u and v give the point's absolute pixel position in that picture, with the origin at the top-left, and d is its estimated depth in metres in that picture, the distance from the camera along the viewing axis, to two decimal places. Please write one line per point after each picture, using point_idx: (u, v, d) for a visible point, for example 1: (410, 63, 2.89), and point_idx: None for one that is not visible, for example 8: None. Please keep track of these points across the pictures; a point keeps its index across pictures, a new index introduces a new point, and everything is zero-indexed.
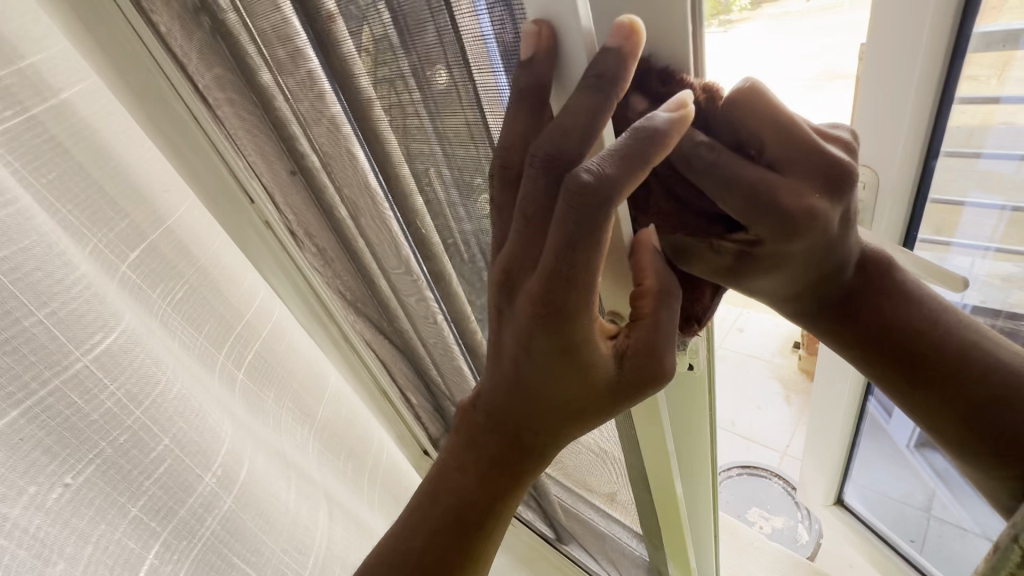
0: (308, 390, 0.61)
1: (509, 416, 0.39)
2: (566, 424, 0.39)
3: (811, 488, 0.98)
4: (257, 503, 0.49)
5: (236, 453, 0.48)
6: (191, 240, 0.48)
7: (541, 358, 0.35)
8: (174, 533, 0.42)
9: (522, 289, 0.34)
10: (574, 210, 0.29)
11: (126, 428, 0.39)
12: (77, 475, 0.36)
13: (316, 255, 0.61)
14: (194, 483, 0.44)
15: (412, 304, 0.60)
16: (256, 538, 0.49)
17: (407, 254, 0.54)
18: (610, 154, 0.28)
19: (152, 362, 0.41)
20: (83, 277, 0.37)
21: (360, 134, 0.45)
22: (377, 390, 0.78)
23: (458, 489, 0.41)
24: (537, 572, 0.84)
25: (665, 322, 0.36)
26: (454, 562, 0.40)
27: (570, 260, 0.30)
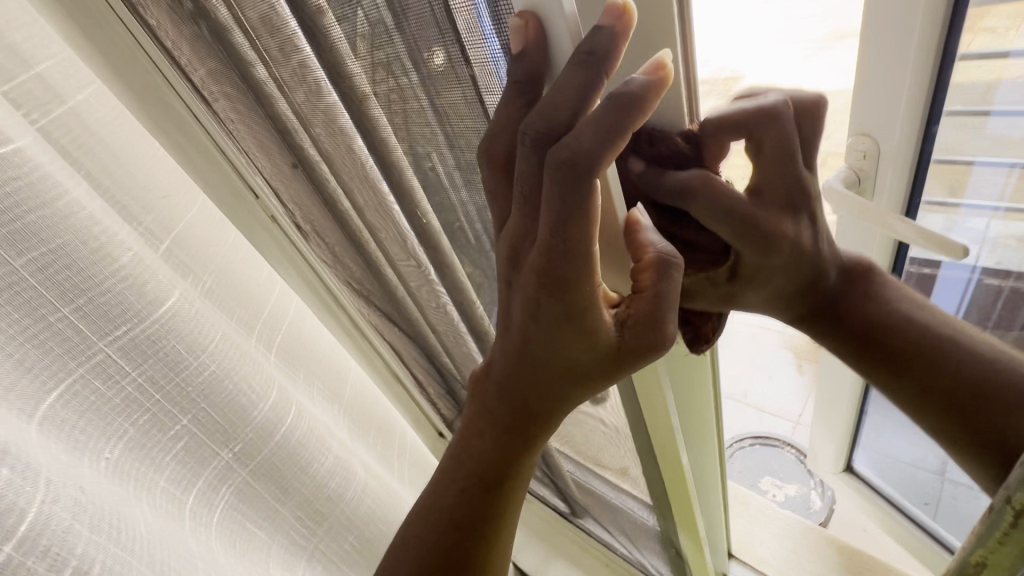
0: (330, 382, 0.56)
1: (520, 383, 0.36)
2: (580, 389, 0.37)
3: (821, 455, 0.97)
4: (272, 473, 0.44)
5: (272, 426, 0.43)
6: (201, 245, 0.44)
7: (549, 323, 0.33)
8: (198, 499, 0.39)
9: (524, 264, 0.32)
10: (560, 186, 0.27)
11: (145, 409, 0.35)
12: (114, 448, 0.33)
13: (323, 249, 0.63)
14: (209, 456, 0.39)
15: (421, 293, 0.60)
16: (271, 506, 0.45)
17: (413, 245, 0.53)
18: (589, 126, 0.25)
19: (187, 344, 0.37)
20: (121, 273, 0.32)
21: (358, 125, 0.43)
22: (393, 377, 0.82)
23: (479, 454, 0.39)
24: (554, 547, 0.87)
25: (664, 293, 0.34)
26: (483, 529, 0.38)
27: (562, 233, 0.29)
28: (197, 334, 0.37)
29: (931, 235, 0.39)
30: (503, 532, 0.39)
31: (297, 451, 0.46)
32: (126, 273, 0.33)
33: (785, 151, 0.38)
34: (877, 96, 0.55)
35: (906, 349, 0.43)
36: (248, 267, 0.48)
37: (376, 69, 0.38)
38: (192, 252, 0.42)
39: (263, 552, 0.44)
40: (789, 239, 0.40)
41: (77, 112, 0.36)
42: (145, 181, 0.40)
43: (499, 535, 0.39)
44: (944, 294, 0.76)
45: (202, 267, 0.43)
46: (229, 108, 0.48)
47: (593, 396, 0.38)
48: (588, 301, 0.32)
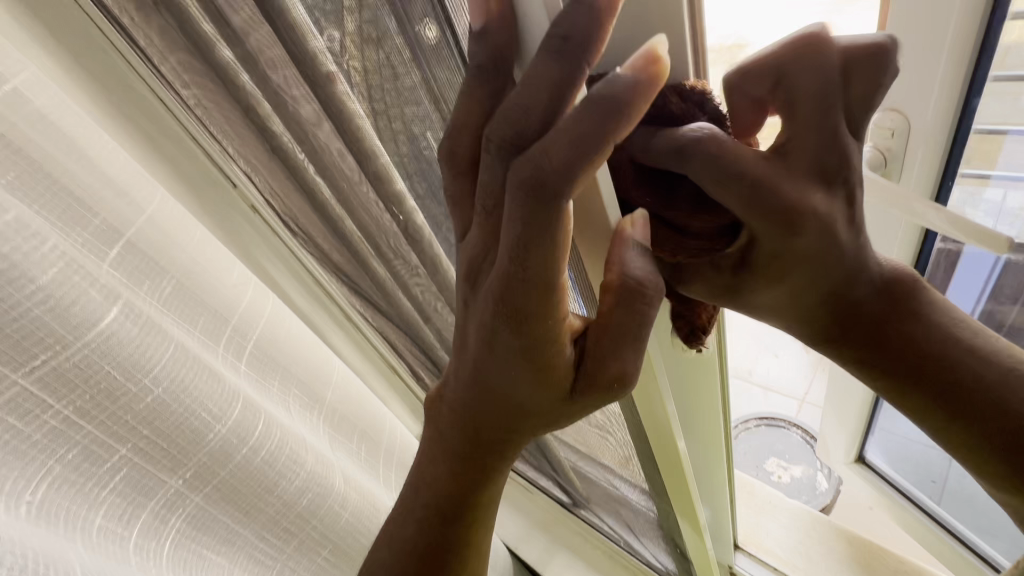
0: (314, 381, 0.54)
1: (476, 415, 0.35)
2: (539, 422, 0.34)
3: (831, 441, 0.93)
4: (232, 495, 0.43)
5: (231, 448, 0.42)
6: (170, 241, 0.41)
7: (503, 356, 0.31)
8: (143, 534, 0.38)
9: (483, 285, 0.29)
10: (525, 209, 0.23)
11: (74, 443, 0.33)
12: (35, 492, 0.31)
13: (308, 242, 0.60)
14: (156, 485, 0.39)
15: (414, 286, 0.58)
16: (228, 528, 0.44)
17: (398, 236, 0.51)
18: (560, 135, 0.22)
19: (124, 369, 0.35)
20: (42, 295, 0.30)
21: (326, 108, 0.39)
22: (389, 368, 0.80)
23: (435, 480, 0.38)
24: (555, 536, 0.86)
25: (621, 322, 0.30)
26: (446, 556, 0.39)
27: (522, 261, 0.25)
28: (137, 358, 0.35)
29: (968, 224, 0.36)
30: (470, 557, 0.40)
31: (262, 471, 0.44)
32: (47, 295, 0.30)
33: (829, 98, 0.31)
34: (915, 65, 0.51)
35: (936, 371, 0.37)
36: (224, 266, 0.46)
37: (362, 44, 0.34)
38: (158, 246, 0.40)
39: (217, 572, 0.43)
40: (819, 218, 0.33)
41: (22, 96, 0.32)
42: (111, 174, 0.37)
43: (458, 562, 0.39)
44: (967, 274, 0.72)
45: (162, 271, 0.41)
46: (202, 95, 0.44)
47: (551, 429, 0.36)
48: (547, 336, 0.29)
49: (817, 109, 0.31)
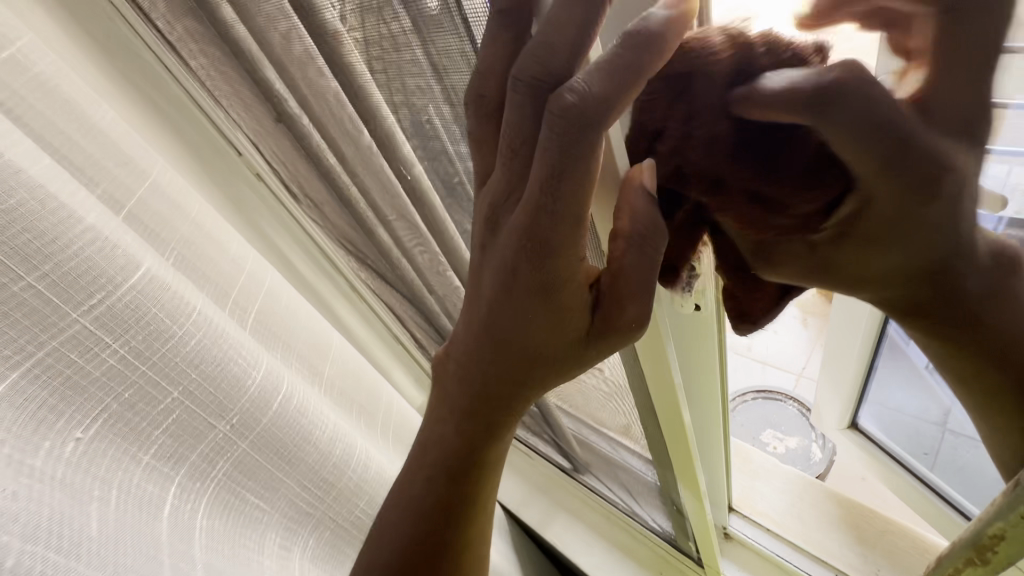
0: (313, 348, 0.55)
1: (486, 367, 0.36)
2: (554, 372, 0.36)
3: (826, 409, 0.88)
4: (274, 443, 0.46)
5: (269, 395, 0.44)
6: (169, 203, 0.43)
7: (520, 298, 0.32)
8: (189, 475, 0.40)
9: (506, 226, 0.30)
10: (562, 137, 0.25)
11: (129, 382, 0.36)
12: (87, 429, 0.34)
13: (314, 210, 0.61)
14: (205, 430, 0.41)
15: (418, 256, 0.58)
16: (271, 477, 0.46)
17: (406, 208, 0.50)
18: (596, 67, 0.24)
19: (168, 313, 0.37)
20: (91, 237, 0.33)
21: (333, 70, 0.39)
22: (394, 338, 0.82)
23: (440, 437, 0.40)
24: (555, 500, 0.90)
25: (635, 265, 0.30)
26: (455, 515, 0.40)
27: (553, 193, 0.27)
28: (177, 301, 0.37)
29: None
30: (476, 517, 0.42)
31: (294, 423, 0.47)
32: (92, 235, 0.33)
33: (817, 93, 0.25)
34: None
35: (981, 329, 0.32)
36: (222, 236, 0.47)
37: (365, 12, 0.34)
38: (163, 212, 0.42)
39: (259, 519, 0.45)
40: (952, 175, 0.26)
41: (23, 59, 0.34)
42: (116, 142, 0.40)
43: (467, 518, 0.41)
44: None
45: (171, 230, 0.43)
46: (209, 66, 0.45)
47: (558, 382, 0.37)
48: (563, 275, 0.31)
49: (869, 113, 0.24)
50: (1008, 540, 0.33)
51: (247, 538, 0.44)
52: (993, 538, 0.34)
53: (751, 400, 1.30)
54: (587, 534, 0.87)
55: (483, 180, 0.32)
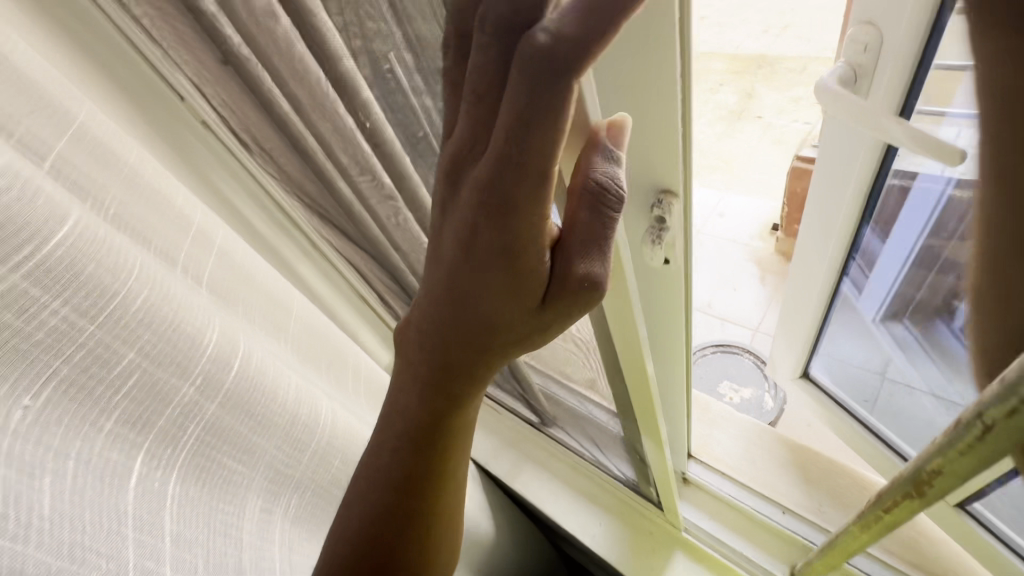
0: (275, 302, 0.54)
1: (452, 337, 0.35)
2: (520, 338, 0.35)
3: (778, 359, 0.91)
4: (244, 405, 0.44)
5: (228, 355, 0.42)
6: (103, 149, 0.40)
7: (482, 266, 0.31)
8: (157, 442, 0.39)
9: (467, 178, 0.29)
10: (529, 88, 0.23)
11: (80, 344, 0.34)
12: (36, 396, 0.32)
13: (267, 160, 0.57)
14: (168, 392, 0.39)
15: (378, 208, 0.55)
16: (246, 438, 0.45)
17: (370, 159, 0.48)
18: (571, 7, 0.22)
19: (109, 270, 0.34)
20: (9, 185, 0.29)
21: (285, 7, 0.36)
22: (358, 296, 0.81)
23: (408, 407, 0.39)
24: (521, 451, 0.93)
25: (588, 225, 0.30)
26: (423, 484, 0.41)
27: (517, 147, 0.25)
28: (120, 259, 0.35)
29: (927, 138, 0.35)
30: (443, 486, 0.42)
31: (258, 383, 0.44)
32: (8, 185, 0.29)
33: None
34: None
35: None
36: (168, 190, 0.44)
37: None
38: (97, 161, 0.39)
39: (237, 483, 0.44)
40: None
41: None
42: (38, 84, 0.36)
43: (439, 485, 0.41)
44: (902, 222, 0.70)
45: (113, 187, 0.40)
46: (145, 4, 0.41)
47: (526, 349, 0.37)
48: (522, 238, 0.29)
49: None
50: (944, 475, 0.34)
51: (225, 504, 0.43)
52: (930, 473, 0.35)
53: (709, 354, 1.35)
54: (552, 482, 0.90)
55: (447, 132, 0.31)
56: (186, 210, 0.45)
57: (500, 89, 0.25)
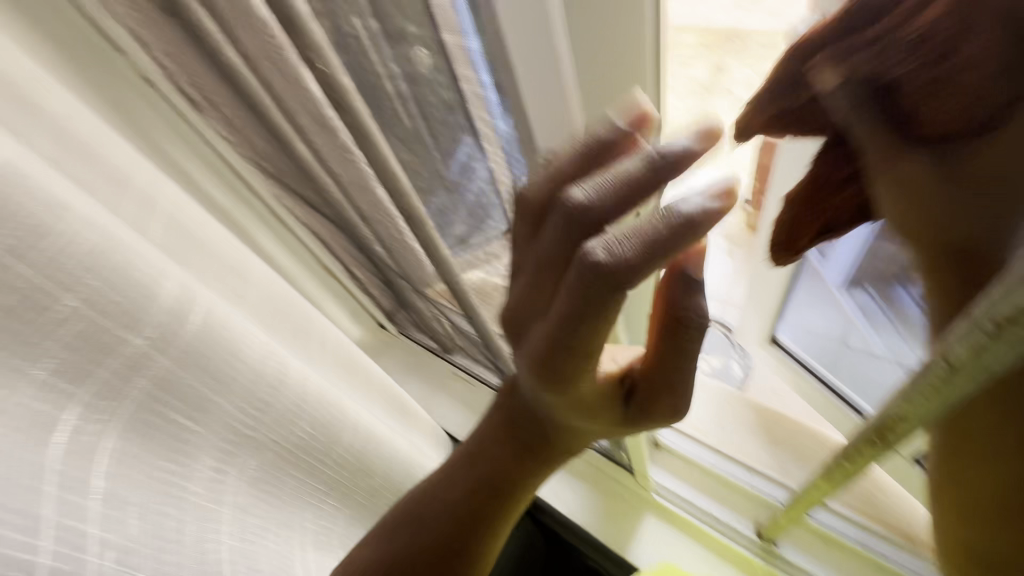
0: (229, 268, 0.51)
1: (551, 424, 0.43)
2: (584, 429, 0.44)
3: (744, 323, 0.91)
4: (200, 361, 0.41)
5: (185, 308, 0.40)
6: (28, 96, 0.36)
7: (544, 389, 0.38)
8: (96, 395, 0.37)
9: (527, 336, 0.35)
10: (585, 289, 0.28)
11: (11, 283, 0.31)
12: None
13: (216, 119, 0.56)
14: (114, 342, 0.37)
15: (341, 173, 0.52)
16: (201, 396, 0.42)
17: (329, 118, 0.45)
18: (603, 183, 0.28)
19: (49, 209, 0.32)
20: None
21: None
22: (314, 258, 0.83)
23: (490, 456, 0.47)
24: None
25: (661, 375, 0.38)
26: (476, 521, 0.48)
27: (572, 330, 0.31)
28: (56, 199, 0.32)
29: None
30: (506, 517, 0.49)
31: (220, 338, 0.42)
32: None
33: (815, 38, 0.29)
34: None
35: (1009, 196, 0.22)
36: (102, 145, 0.41)
37: None
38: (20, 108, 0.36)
39: (188, 442, 0.42)
40: None
41: None
42: None
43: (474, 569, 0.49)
44: None
45: (37, 137, 0.37)
46: None
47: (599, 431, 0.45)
48: (575, 386, 0.36)
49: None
50: (904, 422, 0.33)
51: (172, 464, 0.41)
52: (893, 421, 0.34)
53: None
54: None
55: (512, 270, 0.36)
56: (124, 165, 0.42)
57: (562, 262, 0.30)
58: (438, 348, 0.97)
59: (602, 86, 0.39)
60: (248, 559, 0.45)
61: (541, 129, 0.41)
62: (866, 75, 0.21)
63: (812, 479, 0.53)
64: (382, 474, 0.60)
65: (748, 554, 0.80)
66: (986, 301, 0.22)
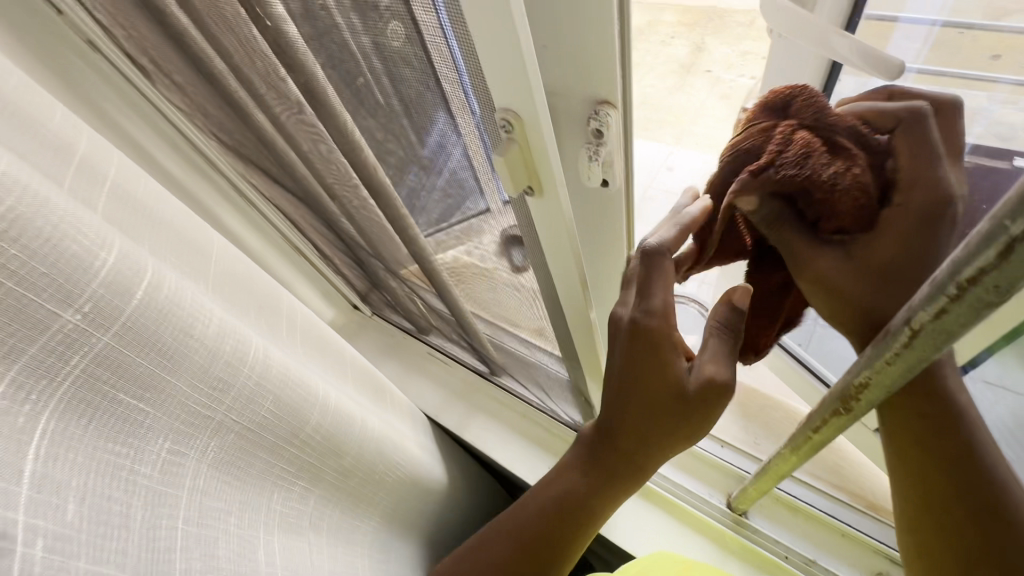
0: (190, 235, 0.48)
1: (625, 443, 0.48)
2: (660, 449, 0.47)
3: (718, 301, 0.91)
4: (147, 337, 0.36)
5: (128, 283, 0.35)
6: None
7: (629, 379, 0.45)
8: (26, 372, 0.31)
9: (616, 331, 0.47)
10: (647, 263, 0.43)
11: None
12: None
13: (170, 87, 0.56)
14: (45, 318, 0.31)
15: (302, 141, 0.51)
16: (150, 373, 0.37)
17: (282, 80, 0.44)
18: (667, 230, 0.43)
19: None
20: None
21: None
22: (280, 237, 0.81)
23: (565, 485, 0.51)
24: (472, 403, 0.93)
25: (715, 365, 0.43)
26: (549, 546, 0.50)
27: (644, 304, 0.43)
28: None
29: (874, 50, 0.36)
30: (572, 546, 0.51)
31: (167, 315, 0.37)
32: None
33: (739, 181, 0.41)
34: None
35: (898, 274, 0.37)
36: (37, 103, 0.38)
37: None
38: None
39: (140, 423, 0.37)
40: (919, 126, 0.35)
41: None
42: None
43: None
44: None
45: None
46: None
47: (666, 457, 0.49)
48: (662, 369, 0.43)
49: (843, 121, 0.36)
50: (870, 389, 0.32)
51: (116, 445, 0.36)
52: (857, 389, 0.33)
53: None
54: (501, 430, 0.89)
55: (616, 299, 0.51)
56: (66, 129, 0.40)
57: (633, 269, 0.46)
58: (412, 329, 0.97)
59: (567, 100, 0.38)
60: (203, 543, 0.40)
61: (500, 89, 0.34)
62: (778, 185, 0.38)
63: (781, 450, 0.53)
64: (353, 454, 0.56)
65: (721, 527, 0.76)
66: (949, 264, 0.23)
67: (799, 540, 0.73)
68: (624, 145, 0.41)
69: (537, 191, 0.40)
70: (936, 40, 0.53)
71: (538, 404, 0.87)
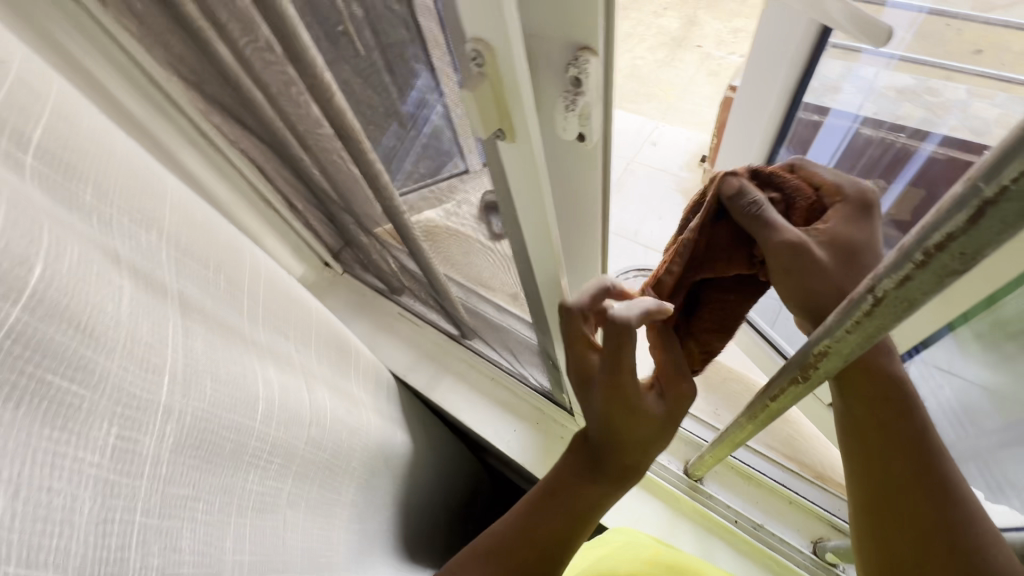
0: (143, 174, 0.44)
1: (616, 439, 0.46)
2: (647, 445, 0.46)
3: None
4: (59, 308, 0.30)
5: (23, 252, 0.29)
6: None
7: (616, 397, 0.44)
8: None
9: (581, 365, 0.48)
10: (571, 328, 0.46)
11: None
12: None
13: (126, 14, 0.52)
14: None
15: (271, 81, 0.48)
16: (77, 353, 0.31)
17: (248, 9, 0.41)
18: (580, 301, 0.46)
19: None
20: None
21: None
22: (249, 185, 0.78)
23: (556, 482, 0.49)
24: (444, 365, 0.93)
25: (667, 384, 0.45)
26: (543, 549, 0.47)
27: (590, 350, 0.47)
28: None
29: (865, 19, 0.38)
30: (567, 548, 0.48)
31: (71, 287, 0.31)
32: None
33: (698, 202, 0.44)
34: None
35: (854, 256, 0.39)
36: None
37: None
38: None
39: (75, 406, 0.30)
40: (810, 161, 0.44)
41: None
42: None
43: None
44: (825, 140, 0.72)
45: None
46: None
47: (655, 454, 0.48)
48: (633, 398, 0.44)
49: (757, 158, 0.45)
50: (829, 356, 0.33)
51: (64, 435, 0.29)
52: (815, 356, 0.34)
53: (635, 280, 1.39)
54: (470, 393, 0.90)
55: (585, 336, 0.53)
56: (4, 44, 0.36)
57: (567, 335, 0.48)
58: (385, 289, 0.95)
59: (548, 44, 0.36)
60: (163, 537, 0.35)
61: (471, 12, 0.31)
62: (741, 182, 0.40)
63: (738, 419, 0.54)
64: (316, 423, 0.54)
65: (676, 491, 0.79)
66: (917, 230, 0.23)
67: (747, 504, 0.76)
68: (604, 97, 0.40)
69: (508, 135, 0.38)
70: (919, 27, 0.54)
71: (508, 369, 0.88)
